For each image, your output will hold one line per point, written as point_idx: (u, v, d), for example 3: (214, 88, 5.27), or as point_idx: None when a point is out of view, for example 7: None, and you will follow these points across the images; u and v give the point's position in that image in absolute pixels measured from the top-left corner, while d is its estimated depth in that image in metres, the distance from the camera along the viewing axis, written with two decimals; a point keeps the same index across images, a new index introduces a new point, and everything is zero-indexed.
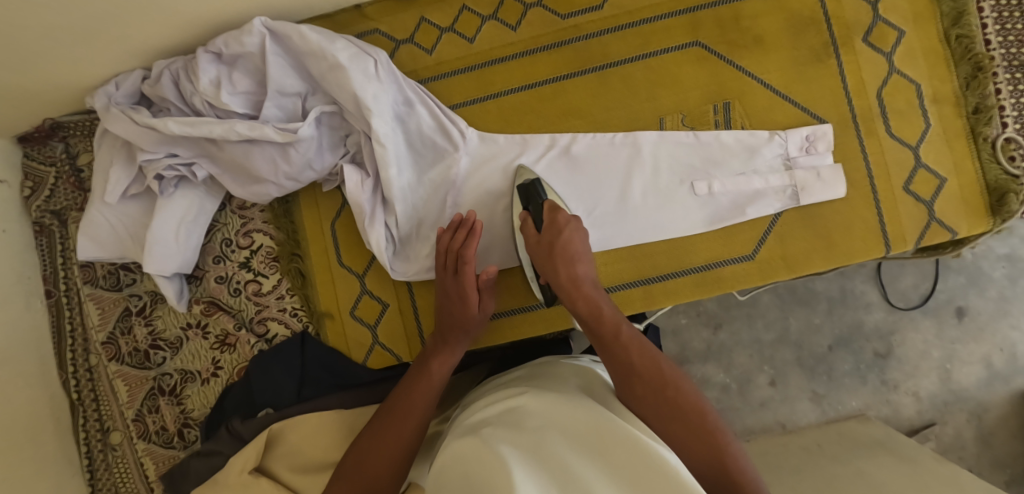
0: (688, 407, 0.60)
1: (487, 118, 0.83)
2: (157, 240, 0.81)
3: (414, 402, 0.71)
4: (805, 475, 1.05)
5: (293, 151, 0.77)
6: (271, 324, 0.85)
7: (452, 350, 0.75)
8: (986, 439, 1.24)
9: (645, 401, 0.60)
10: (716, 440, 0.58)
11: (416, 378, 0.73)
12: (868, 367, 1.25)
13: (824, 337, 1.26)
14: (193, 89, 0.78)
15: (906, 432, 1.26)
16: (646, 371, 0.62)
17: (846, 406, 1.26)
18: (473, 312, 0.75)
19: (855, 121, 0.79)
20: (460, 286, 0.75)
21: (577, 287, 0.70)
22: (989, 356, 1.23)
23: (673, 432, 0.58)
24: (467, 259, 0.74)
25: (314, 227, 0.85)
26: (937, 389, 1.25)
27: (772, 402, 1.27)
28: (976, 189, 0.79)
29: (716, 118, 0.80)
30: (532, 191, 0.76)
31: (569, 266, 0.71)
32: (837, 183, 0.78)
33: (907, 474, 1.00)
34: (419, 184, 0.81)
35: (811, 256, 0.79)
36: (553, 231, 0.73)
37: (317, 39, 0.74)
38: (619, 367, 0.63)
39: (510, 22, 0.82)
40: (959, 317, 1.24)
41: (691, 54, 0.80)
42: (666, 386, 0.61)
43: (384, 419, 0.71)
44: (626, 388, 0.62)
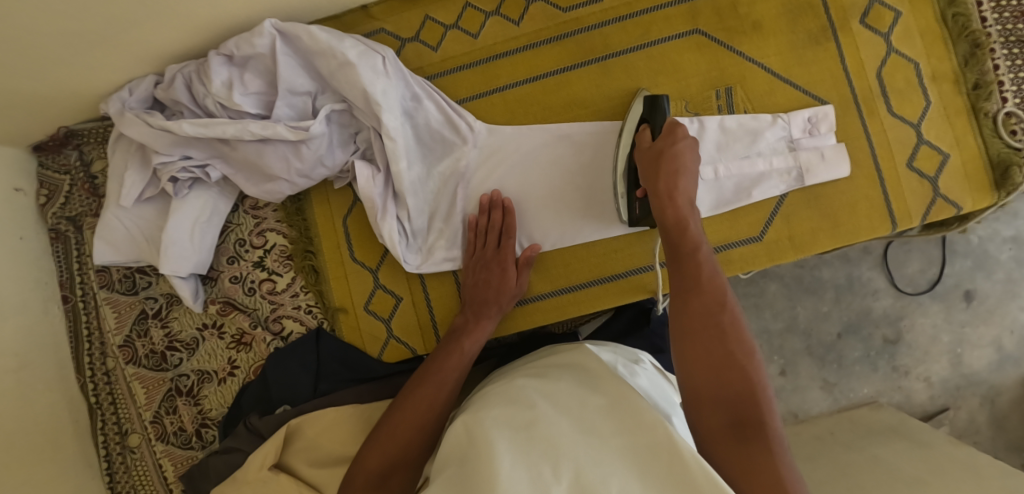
0: (736, 339, 0.61)
1: (493, 111, 0.84)
2: (173, 240, 0.82)
3: (446, 376, 0.74)
4: (819, 463, 1.07)
5: (305, 148, 0.78)
6: (286, 321, 0.86)
7: (484, 325, 0.78)
8: (998, 423, 1.27)
9: (697, 318, 0.63)
10: (748, 378, 0.60)
11: (447, 354, 0.76)
12: (878, 354, 1.26)
13: (834, 324, 1.27)
14: (206, 91, 0.80)
15: (918, 417, 1.27)
16: (711, 290, 0.64)
17: (857, 393, 1.27)
18: (512, 287, 0.80)
19: (856, 103, 0.80)
20: (501, 259, 0.80)
21: (676, 196, 0.69)
22: (1000, 339, 1.25)
23: (701, 348, 0.61)
24: (509, 234, 0.80)
25: (326, 223, 0.86)
26: (948, 374, 1.26)
27: (783, 392, 1.28)
28: (979, 163, 0.80)
29: (719, 103, 0.81)
30: (658, 107, 0.77)
31: (671, 175, 0.70)
32: (841, 163, 0.79)
33: (922, 458, 1.01)
34: (428, 177, 0.82)
35: (818, 235, 0.80)
36: (664, 143, 0.72)
37: (326, 38, 0.76)
38: (684, 280, 0.65)
39: (513, 17, 0.84)
40: (968, 300, 1.25)
41: (691, 42, 0.82)
42: (722, 309, 0.63)
43: (412, 396, 0.73)
44: (683, 300, 0.64)
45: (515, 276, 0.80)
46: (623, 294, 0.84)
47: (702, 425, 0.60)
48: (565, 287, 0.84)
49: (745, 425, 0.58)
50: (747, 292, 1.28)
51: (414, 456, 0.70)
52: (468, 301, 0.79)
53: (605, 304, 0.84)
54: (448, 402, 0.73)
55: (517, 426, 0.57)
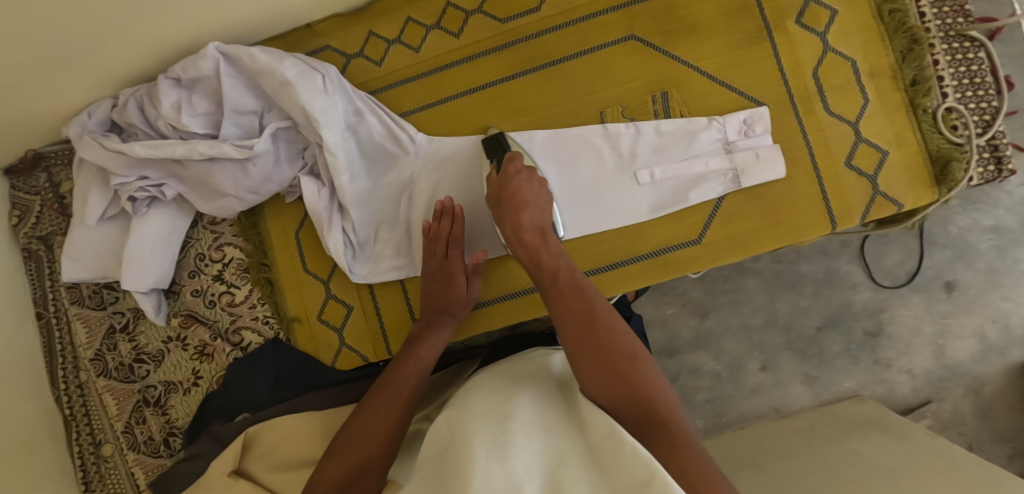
0: (613, 346, 0.64)
1: (436, 122, 0.85)
2: (134, 257, 0.86)
3: (404, 381, 0.76)
4: (798, 458, 1.07)
5: (251, 166, 0.81)
6: (245, 333, 0.89)
7: (439, 332, 0.79)
8: (985, 413, 1.24)
9: (576, 342, 0.65)
10: (636, 377, 0.61)
11: (403, 360, 0.78)
12: (859, 346, 1.26)
13: (812, 319, 1.27)
14: (157, 113, 0.83)
15: (902, 410, 1.26)
16: (578, 310, 0.67)
17: (839, 387, 1.27)
18: (461, 294, 0.80)
19: (793, 102, 0.80)
20: (450, 269, 0.80)
21: (523, 231, 0.74)
22: (983, 329, 1.24)
23: (583, 370, 0.63)
24: (456, 242, 0.80)
25: (280, 236, 0.88)
26: (932, 366, 1.25)
27: (764, 387, 1.28)
28: (920, 159, 0.80)
29: (655, 107, 0.81)
30: (497, 144, 0.81)
31: (518, 210, 0.75)
32: (778, 163, 0.79)
33: (899, 451, 1.02)
34: (373, 189, 0.84)
35: (759, 235, 0.80)
36: (494, 185, 0.77)
37: (266, 58, 0.78)
38: (555, 308, 0.69)
39: (453, 30, 0.85)
40: (948, 291, 1.25)
41: (627, 48, 0.82)
42: (596, 324, 0.66)
43: (374, 401, 0.75)
44: (559, 328, 0.67)
45: (463, 285, 0.80)
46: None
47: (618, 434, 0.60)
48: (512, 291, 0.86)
49: (649, 422, 0.59)
50: (725, 288, 1.29)
51: (377, 461, 0.70)
52: (423, 309, 0.81)
53: None
54: (408, 407, 0.75)
55: (499, 422, 0.58)
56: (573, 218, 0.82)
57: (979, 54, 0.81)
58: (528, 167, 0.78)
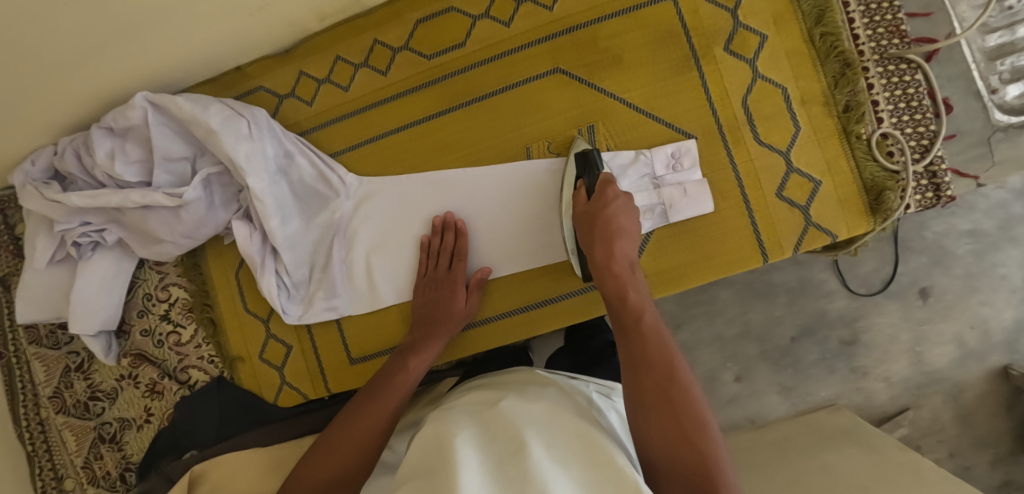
0: (685, 412, 0.60)
1: (365, 161, 0.85)
2: (80, 301, 0.87)
3: (391, 393, 0.75)
4: (770, 473, 1.10)
5: (184, 212, 0.82)
6: (193, 371, 0.91)
7: (431, 346, 0.79)
8: (966, 420, 1.25)
9: (645, 392, 0.61)
10: (704, 450, 0.58)
11: (393, 373, 0.77)
12: (834, 356, 1.27)
13: (787, 329, 1.28)
14: (93, 162, 0.84)
15: (880, 419, 1.28)
16: (658, 363, 0.63)
17: (816, 396, 1.28)
18: (459, 308, 0.80)
19: (721, 133, 0.79)
20: (451, 281, 0.80)
21: (613, 258, 0.71)
22: (962, 335, 1.25)
23: (651, 425, 0.60)
24: (461, 256, 0.80)
25: (221, 276, 0.90)
26: (910, 373, 1.26)
27: (740, 398, 1.30)
28: (855, 188, 0.78)
29: (581, 142, 0.81)
30: (591, 161, 0.77)
31: (615, 235, 0.72)
32: (705, 198, 0.78)
33: (869, 465, 1.03)
34: (306, 230, 0.85)
35: (688, 270, 0.79)
36: (596, 206, 0.74)
37: (191, 108, 0.79)
38: (631, 354, 0.65)
39: (380, 68, 0.85)
40: (925, 298, 1.25)
41: (552, 81, 0.81)
42: (671, 385, 0.61)
43: (360, 411, 0.74)
44: (630, 373, 0.63)
45: (463, 298, 0.80)
46: (498, 336, 0.84)
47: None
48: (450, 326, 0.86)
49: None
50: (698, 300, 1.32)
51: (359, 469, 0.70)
52: (420, 318, 0.81)
53: (494, 344, 0.85)
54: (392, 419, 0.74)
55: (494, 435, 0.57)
56: (503, 255, 0.82)
57: (916, 76, 0.79)
58: (625, 194, 0.75)
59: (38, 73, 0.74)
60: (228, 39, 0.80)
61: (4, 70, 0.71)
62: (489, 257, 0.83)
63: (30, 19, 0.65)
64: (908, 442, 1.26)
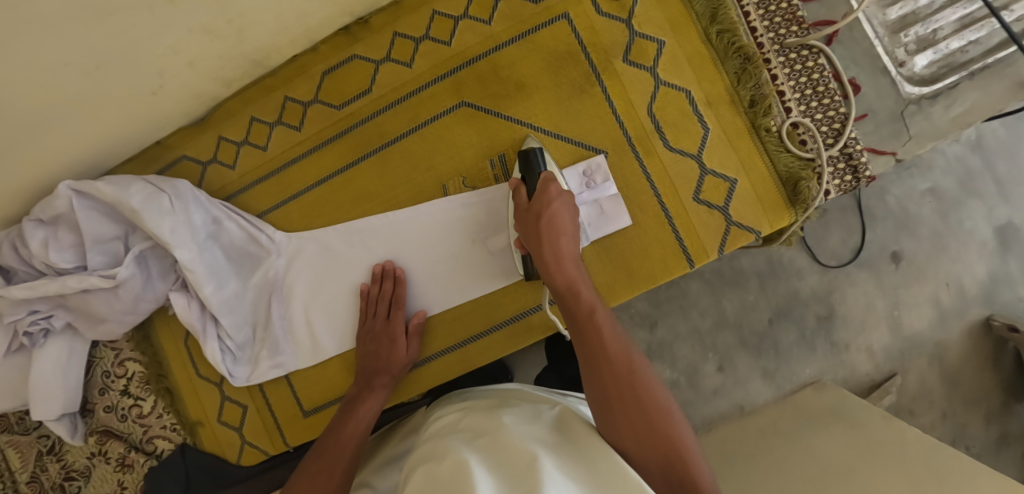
0: (648, 399, 0.61)
1: (291, 218, 0.87)
2: (38, 387, 0.89)
3: (343, 442, 0.76)
4: (756, 461, 1.10)
5: (121, 290, 0.84)
6: (158, 441, 0.93)
7: (376, 395, 0.80)
8: (952, 379, 1.27)
9: (609, 389, 0.62)
10: (669, 433, 0.59)
11: (343, 423, 0.78)
12: (813, 333, 1.28)
13: (763, 312, 1.28)
14: (30, 253, 0.85)
15: (868, 388, 1.28)
16: (615, 353, 0.64)
17: (800, 375, 1.29)
18: (400, 356, 0.81)
19: (630, 145, 0.79)
20: (390, 330, 0.81)
21: (556, 251, 0.71)
22: (937, 295, 1.27)
23: (615, 414, 0.61)
24: (400, 304, 0.81)
25: (171, 345, 0.91)
26: (891, 340, 1.27)
27: (725, 388, 1.30)
28: (771, 182, 0.78)
29: (495, 172, 0.82)
30: (532, 161, 0.76)
31: (558, 229, 0.71)
32: (621, 212, 0.78)
33: (853, 442, 1.04)
34: (243, 291, 0.86)
35: (614, 286, 0.79)
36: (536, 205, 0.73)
37: (112, 190, 0.80)
38: (589, 348, 0.65)
39: (294, 123, 0.86)
40: (895, 262, 1.27)
41: (459, 115, 0.82)
42: (631, 373, 0.62)
43: (314, 465, 0.74)
44: (589, 366, 0.64)
45: (404, 345, 0.81)
46: (440, 373, 0.85)
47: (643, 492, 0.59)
48: None
49: (681, 484, 0.57)
50: (669, 296, 1.34)
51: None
52: (362, 370, 0.82)
53: (437, 382, 0.86)
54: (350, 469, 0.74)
55: (498, 447, 0.55)
56: (435, 293, 0.83)
57: (820, 61, 0.78)
58: (567, 191, 0.74)
59: None
60: (145, 116, 0.82)
61: None
62: (425, 298, 0.84)
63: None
64: (898, 408, 1.26)
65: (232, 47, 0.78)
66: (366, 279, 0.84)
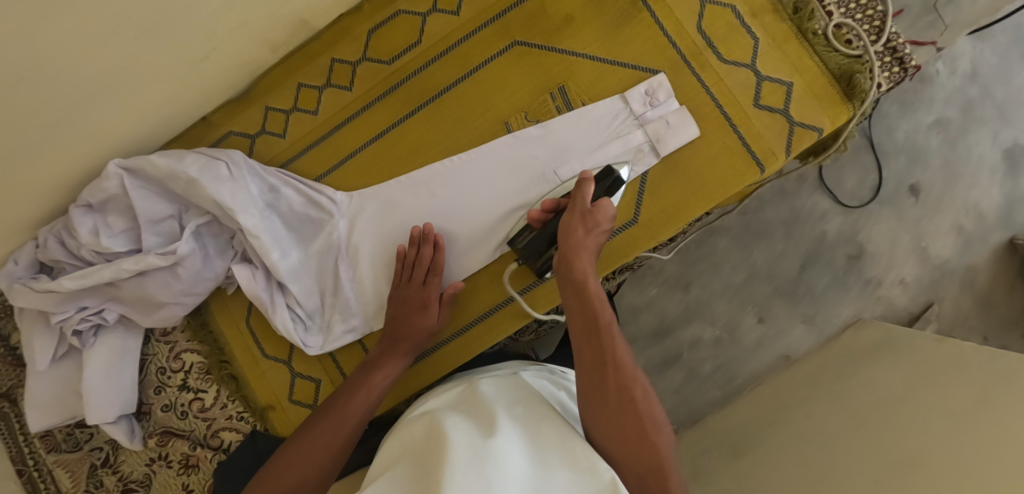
0: (644, 415, 0.65)
1: (350, 177, 0.85)
2: (92, 391, 0.84)
3: (352, 409, 0.74)
4: (815, 403, 1.10)
5: (180, 269, 0.80)
6: (224, 434, 0.88)
7: (397, 361, 0.78)
8: (985, 301, 1.30)
9: (609, 403, 0.65)
10: (659, 453, 0.63)
11: (355, 386, 0.76)
12: (845, 273, 1.32)
13: (792, 260, 1.33)
14: (78, 243, 0.81)
15: (908, 320, 1.31)
16: (625, 367, 0.66)
17: (840, 316, 1.33)
18: (430, 323, 0.79)
19: (685, 62, 0.81)
20: (424, 296, 0.79)
21: (586, 261, 0.71)
22: (959, 221, 1.30)
23: (614, 424, 0.64)
24: (437, 271, 0.79)
25: (231, 327, 0.87)
26: (921, 271, 1.31)
27: (767, 339, 1.34)
28: (825, 81, 0.80)
29: (556, 104, 0.82)
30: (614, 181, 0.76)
31: (591, 238, 0.72)
32: (688, 124, 0.80)
33: (910, 365, 1.04)
34: (307, 259, 0.83)
35: (689, 199, 0.81)
36: (579, 200, 0.73)
37: (166, 162, 0.78)
38: (599, 356, 0.66)
39: (344, 84, 0.85)
40: (914, 195, 1.30)
41: (513, 55, 0.83)
42: (633, 387, 0.65)
43: (322, 421, 0.73)
44: (597, 375, 0.66)
45: (433, 314, 0.79)
46: (469, 347, 0.84)
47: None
48: (467, 322, 0.84)
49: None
50: (700, 254, 1.34)
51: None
52: (384, 335, 0.79)
53: (511, 327, 0.84)
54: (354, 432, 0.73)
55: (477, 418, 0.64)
56: (460, 259, 0.82)
57: None
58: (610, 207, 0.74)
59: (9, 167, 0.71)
60: (193, 93, 0.80)
61: None
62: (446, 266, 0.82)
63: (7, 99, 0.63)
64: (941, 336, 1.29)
65: (278, 5, 0.74)
66: (404, 241, 0.82)
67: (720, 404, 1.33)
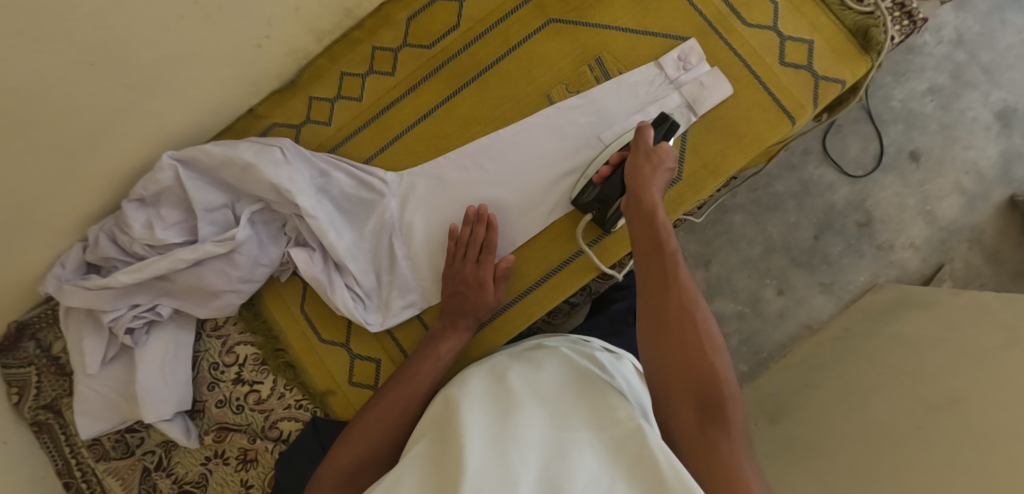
0: (706, 334, 0.63)
1: (398, 158, 0.87)
2: (148, 387, 0.83)
3: (419, 380, 0.75)
4: (847, 362, 1.11)
5: (237, 256, 0.81)
6: (283, 424, 0.87)
7: (462, 335, 0.79)
8: (994, 257, 1.29)
9: (667, 314, 0.64)
10: (716, 372, 0.60)
11: (422, 359, 0.77)
12: (857, 240, 1.31)
13: (806, 230, 1.32)
14: (130, 238, 0.82)
15: (921, 282, 1.30)
16: (684, 287, 0.66)
17: (856, 283, 1.31)
18: (489, 300, 0.80)
19: (711, 28, 0.85)
20: (479, 274, 0.80)
21: (654, 193, 0.73)
22: (960, 183, 1.31)
23: (669, 343, 0.63)
24: (491, 250, 0.81)
25: (286, 315, 0.88)
26: (929, 232, 1.31)
27: (789, 309, 1.31)
28: (843, 37, 0.84)
29: (593, 75, 0.86)
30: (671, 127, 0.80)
31: (659, 175, 0.75)
32: (721, 83, 0.84)
33: (936, 318, 1.05)
34: (362, 239, 0.85)
35: (727, 154, 0.84)
36: (642, 143, 0.77)
37: (221, 150, 0.79)
38: (659, 277, 0.67)
39: (386, 70, 0.88)
40: (915, 160, 1.31)
41: (549, 32, 0.87)
42: (694, 306, 0.65)
43: (390, 395, 0.73)
44: (660, 292, 0.66)
45: (493, 290, 0.81)
46: (525, 315, 0.86)
47: (671, 421, 0.60)
48: (521, 291, 0.86)
49: (711, 409, 0.58)
50: (716, 232, 1.33)
51: (383, 454, 0.68)
52: (445, 309, 0.81)
53: (561, 295, 0.86)
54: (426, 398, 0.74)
55: (499, 398, 0.63)
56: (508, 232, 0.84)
57: None
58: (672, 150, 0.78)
59: (70, 150, 0.74)
60: (235, 81, 0.82)
61: (30, 157, 0.70)
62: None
63: (69, 77, 0.65)
64: None
65: None
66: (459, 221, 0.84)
67: (749, 377, 1.30)
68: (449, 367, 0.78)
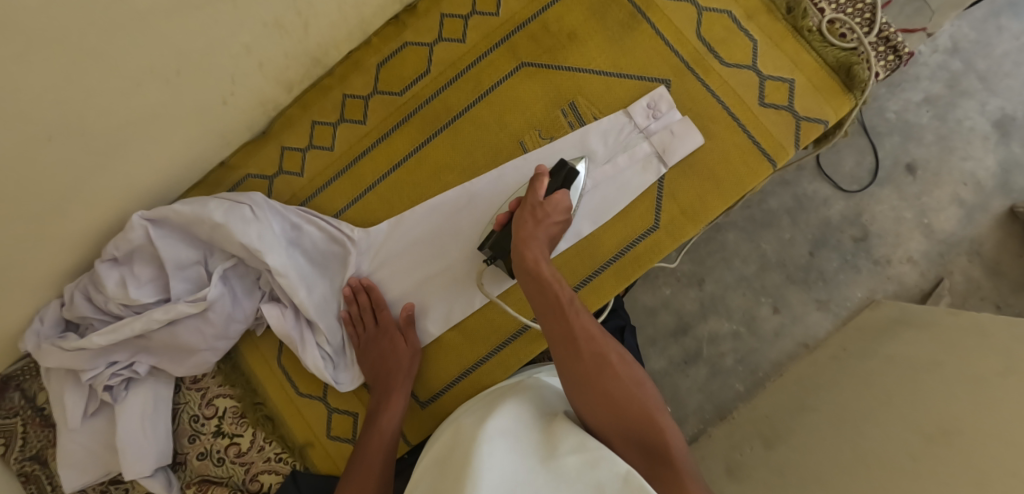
0: (626, 374, 0.67)
1: (371, 209, 0.87)
2: (127, 444, 0.83)
3: (370, 462, 0.75)
4: (843, 384, 1.08)
5: (211, 313, 0.81)
6: (263, 477, 0.87)
7: (396, 397, 0.80)
8: (995, 269, 1.25)
9: (588, 369, 0.67)
10: (648, 411, 0.65)
11: (368, 437, 0.77)
12: (854, 255, 1.28)
13: (801, 246, 1.29)
14: (105, 297, 0.82)
15: (920, 297, 1.26)
16: (590, 338, 0.69)
17: (853, 299, 1.28)
18: (405, 349, 0.81)
19: (688, 67, 0.83)
20: (381, 331, 0.82)
21: (535, 250, 0.73)
22: (958, 194, 1.27)
23: (590, 396, 0.66)
24: (382, 306, 0.83)
25: (264, 369, 0.89)
26: (928, 245, 1.27)
27: (786, 328, 1.28)
28: (824, 74, 0.82)
29: (568, 119, 0.84)
30: (569, 174, 0.78)
31: (543, 229, 0.75)
32: (692, 133, 0.82)
33: (932, 340, 1.02)
34: (334, 293, 0.85)
35: (705, 199, 0.82)
36: (531, 194, 0.76)
37: (190, 208, 0.78)
38: (564, 333, 0.69)
39: (358, 118, 0.87)
40: (912, 173, 1.28)
41: (521, 76, 0.85)
42: (606, 355, 0.68)
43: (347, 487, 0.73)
44: (567, 352, 0.68)
45: (402, 338, 0.82)
46: (504, 367, 0.84)
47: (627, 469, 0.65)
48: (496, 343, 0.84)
49: (656, 452, 0.64)
50: (709, 250, 1.30)
51: None
52: (375, 380, 0.82)
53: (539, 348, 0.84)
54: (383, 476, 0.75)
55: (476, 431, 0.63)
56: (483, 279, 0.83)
57: None
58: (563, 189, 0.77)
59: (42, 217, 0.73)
60: (206, 135, 0.81)
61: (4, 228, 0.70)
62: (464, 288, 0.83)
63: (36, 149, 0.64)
64: None
65: (293, 43, 0.77)
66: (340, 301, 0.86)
67: (746, 398, 1.27)
68: (397, 435, 0.79)
